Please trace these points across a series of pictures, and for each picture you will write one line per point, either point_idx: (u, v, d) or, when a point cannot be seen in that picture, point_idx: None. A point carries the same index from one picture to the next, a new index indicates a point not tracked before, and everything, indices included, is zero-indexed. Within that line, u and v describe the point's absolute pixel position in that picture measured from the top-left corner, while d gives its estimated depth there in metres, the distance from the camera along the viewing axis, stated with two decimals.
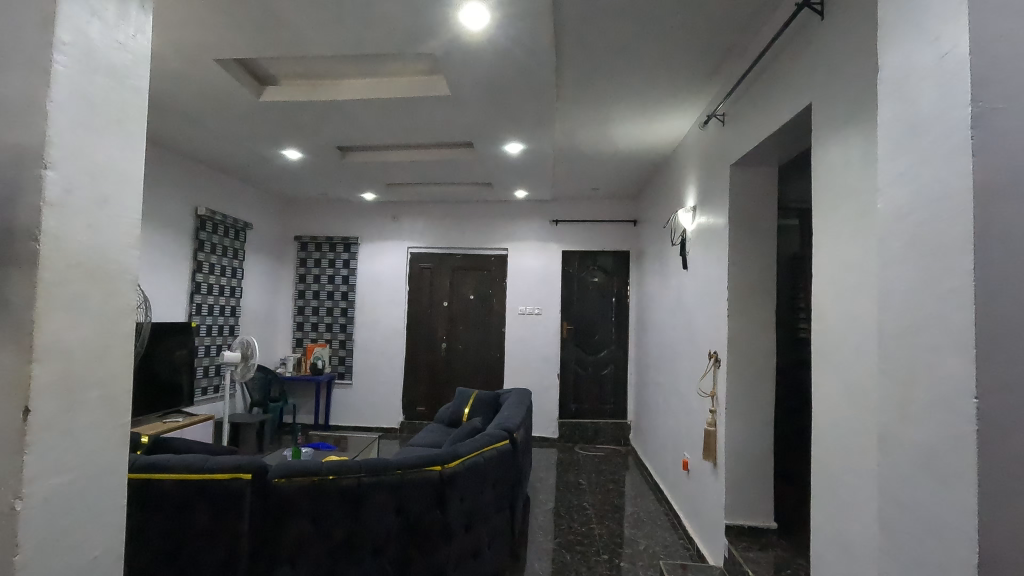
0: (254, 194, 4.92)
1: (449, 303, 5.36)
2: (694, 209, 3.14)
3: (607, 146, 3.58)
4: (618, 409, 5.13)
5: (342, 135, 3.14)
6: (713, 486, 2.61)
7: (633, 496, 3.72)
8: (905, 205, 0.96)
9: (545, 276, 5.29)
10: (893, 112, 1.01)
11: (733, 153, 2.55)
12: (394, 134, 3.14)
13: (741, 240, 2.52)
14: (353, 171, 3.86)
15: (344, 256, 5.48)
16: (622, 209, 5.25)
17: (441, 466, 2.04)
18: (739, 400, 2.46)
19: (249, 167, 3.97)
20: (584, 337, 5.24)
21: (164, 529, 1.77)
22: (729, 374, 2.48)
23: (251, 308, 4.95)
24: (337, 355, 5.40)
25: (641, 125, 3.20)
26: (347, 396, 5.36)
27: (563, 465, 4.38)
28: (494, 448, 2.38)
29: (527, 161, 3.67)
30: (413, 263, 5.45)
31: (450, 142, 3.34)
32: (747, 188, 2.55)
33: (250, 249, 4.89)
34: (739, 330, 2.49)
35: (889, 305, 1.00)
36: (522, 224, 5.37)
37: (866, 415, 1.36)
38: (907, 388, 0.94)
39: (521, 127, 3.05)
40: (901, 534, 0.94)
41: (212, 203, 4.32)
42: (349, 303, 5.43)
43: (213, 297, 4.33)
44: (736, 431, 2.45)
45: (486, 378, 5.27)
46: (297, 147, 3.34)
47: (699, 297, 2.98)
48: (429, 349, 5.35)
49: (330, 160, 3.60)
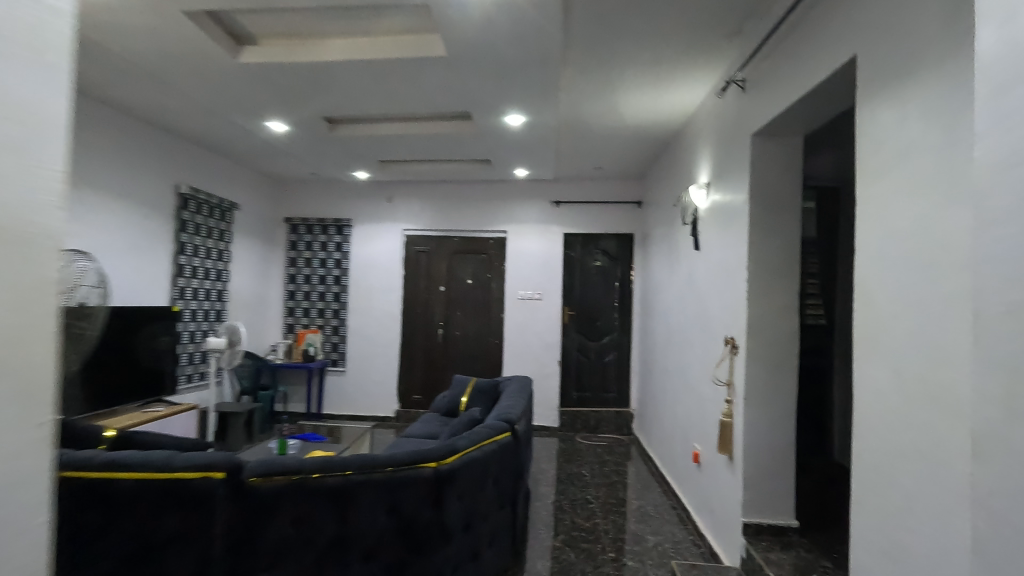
0: (241, 172, 4.67)
1: (446, 288, 5.17)
2: (707, 185, 2.93)
3: (614, 119, 3.36)
4: (621, 396, 4.98)
5: (330, 105, 2.92)
6: (728, 480, 2.44)
7: (638, 488, 3.56)
8: (1014, 153, 0.77)
9: (546, 260, 5.08)
10: (995, 38, 0.81)
11: (755, 123, 2.34)
12: (387, 104, 2.92)
13: (764, 217, 2.32)
14: (343, 146, 3.64)
15: (337, 239, 5.25)
16: (627, 190, 5.03)
17: (436, 462, 1.87)
18: (759, 389, 2.29)
19: (233, 143, 3.72)
20: (586, 323, 5.06)
21: (129, 533, 1.59)
22: (748, 361, 2.29)
23: (238, 292, 4.74)
24: (330, 342, 5.21)
25: (653, 95, 2.98)
26: (340, 383, 5.19)
27: (564, 456, 4.22)
28: (494, 440, 2.20)
29: (527, 134, 3.44)
30: (408, 246, 5.24)
31: (446, 113, 3.12)
32: (773, 160, 2.34)
33: (237, 230, 4.65)
34: (759, 315, 2.30)
35: (988, 278, 0.81)
36: (522, 205, 5.15)
37: (941, 409, 1.17)
38: (1015, 380, 0.76)
39: (523, 96, 2.83)
40: (999, 556, 0.77)
41: (195, 181, 4.09)
42: (342, 287, 5.22)
43: (198, 281, 4.12)
44: (755, 423, 2.28)
45: (484, 365, 5.09)
46: (282, 118, 3.11)
47: (713, 281, 2.78)
48: (426, 336, 5.16)
49: (319, 134, 3.38)
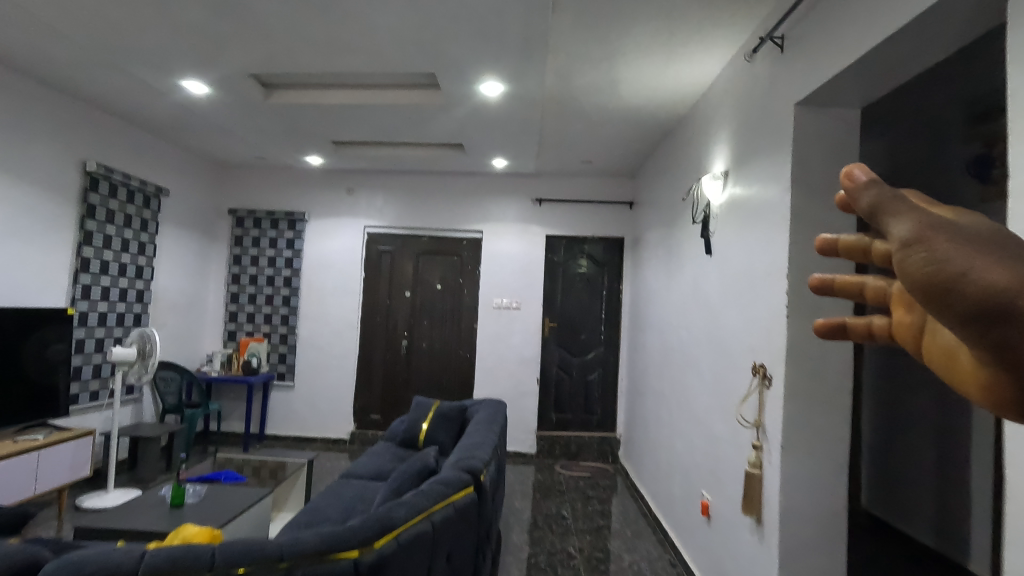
0: (171, 153, 4.01)
1: (412, 293, 4.56)
2: (724, 176, 2.40)
3: (610, 98, 2.82)
4: (606, 420, 4.44)
5: (260, 56, 2.34)
6: (754, 548, 1.90)
7: (629, 536, 3.00)
8: None
9: (525, 265, 4.51)
10: None
11: (800, 89, 1.81)
12: (330, 58, 2.34)
13: (811, 210, 1.80)
14: (284, 119, 3.04)
15: (288, 235, 4.59)
16: (617, 188, 4.52)
17: (359, 550, 1.27)
18: (801, 433, 1.75)
19: (149, 110, 3.07)
20: (568, 336, 4.51)
21: None
22: (787, 396, 1.76)
23: (165, 292, 4.06)
24: (276, 352, 4.54)
25: (662, 64, 2.43)
26: (287, 400, 4.53)
27: (542, 490, 3.65)
28: (449, 504, 1.61)
29: (505, 110, 2.87)
30: (369, 244, 4.62)
31: (407, 74, 2.54)
32: (821, 136, 1.82)
33: (164, 220, 3.97)
34: (802, 339, 1.77)
35: None
36: (500, 202, 4.58)
37: None
38: None
39: (501, 53, 2.28)
40: None
41: (110, 157, 3.42)
42: (293, 290, 4.56)
43: (109, 278, 3.44)
44: (794, 480, 1.75)
45: (452, 381, 4.49)
46: (200, 73, 2.50)
47: (731, 292, 2.25)
48: (388, 347, 4.54)
49: (250, 101, 2.78)
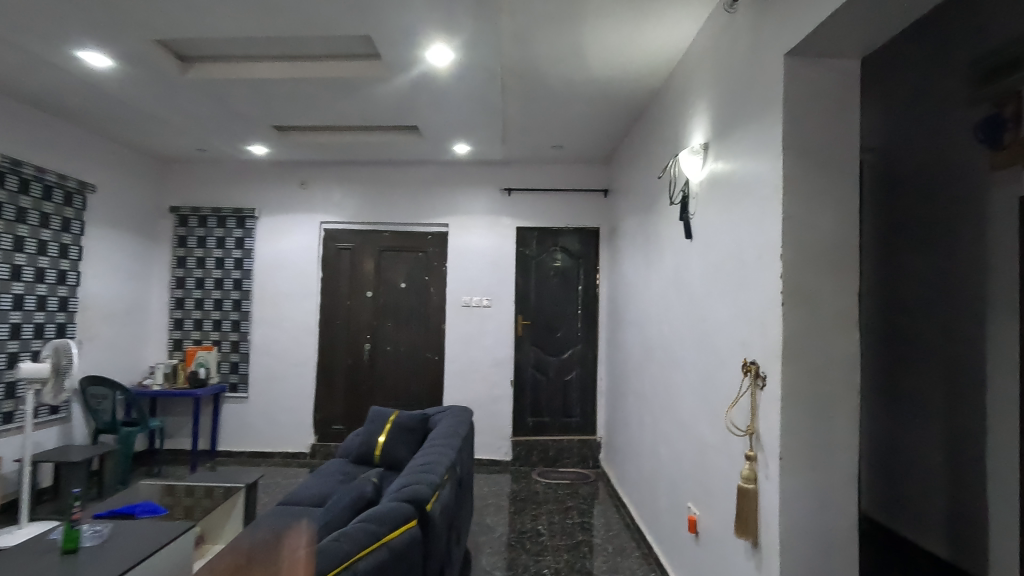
0: (98, 145, 3.63)
1: (374, 292, 4.23)
2: (705, 149, 2.12)
3: (576, 70, 2.54)
4: (586, 421, 4.17)
5: (167, 20, 2.02)
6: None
7: (611, 552, 2.73)
8: None
9: (495, 259, 4.21)
10: None
11: (790, 38, 1.53)
12: (249, 21, 2.03)
13: (805, 179, 1.52)
14: (211, 99, 2.70)
15: (237, 234, 4.23)
16: (592, 175, 4.24)
17: None
18: (802, 442, 1.49)
19: (53, 89, 2.70)
20: (544, 334, 4.22)
21: None
22: (786, 398, 1.49)
23: (97, 299, 3.68)
24: (227, 361, 4.18)
25: (631, 24, 2.15)
26: (240, 413, 4.18)
27: (517, 502, 3.36)
28: (381, 548, 1.30)
29: (459, 83, 2.58)
30: (327, 241, 4.28)
31: (343, 39, 2.23)
32: (816, 94, 1.55)
33: (92, 219, 3.59)
34: (800, 332, 1.50)
35: None
36: (467, 193, 4.27)
37: None
38: None
39: (444, 12, 1.98)
40: None
41: (19, 149, 3.05)
42: (244, 293, 4.21)
43: (23, 285, 3.07)
44: (796, 499, 1.48)
45: (420, 387, 4.18)
46: (100, 43, 2.16)
47: (717, 280, 1.97)
48: (350, 352, 4.21)
49: (165, 76, 2.44)
